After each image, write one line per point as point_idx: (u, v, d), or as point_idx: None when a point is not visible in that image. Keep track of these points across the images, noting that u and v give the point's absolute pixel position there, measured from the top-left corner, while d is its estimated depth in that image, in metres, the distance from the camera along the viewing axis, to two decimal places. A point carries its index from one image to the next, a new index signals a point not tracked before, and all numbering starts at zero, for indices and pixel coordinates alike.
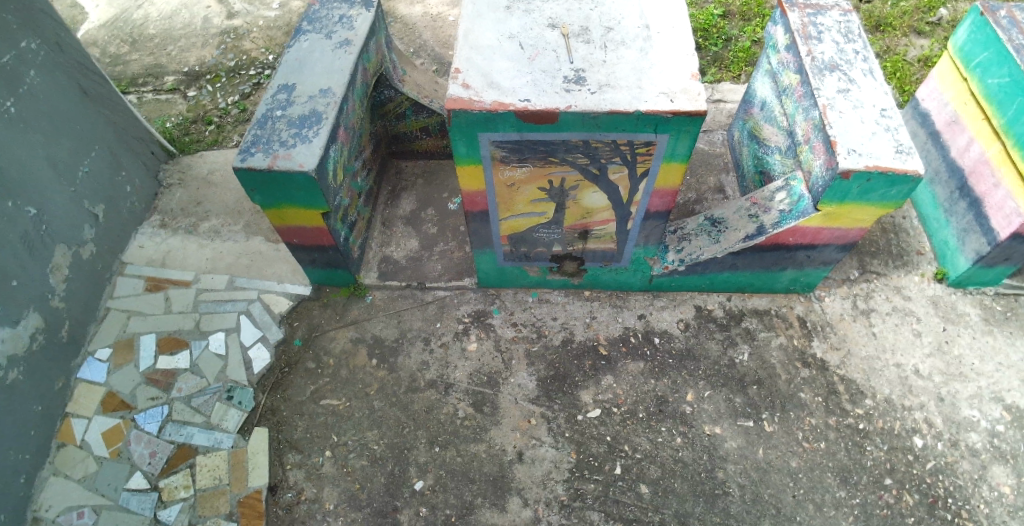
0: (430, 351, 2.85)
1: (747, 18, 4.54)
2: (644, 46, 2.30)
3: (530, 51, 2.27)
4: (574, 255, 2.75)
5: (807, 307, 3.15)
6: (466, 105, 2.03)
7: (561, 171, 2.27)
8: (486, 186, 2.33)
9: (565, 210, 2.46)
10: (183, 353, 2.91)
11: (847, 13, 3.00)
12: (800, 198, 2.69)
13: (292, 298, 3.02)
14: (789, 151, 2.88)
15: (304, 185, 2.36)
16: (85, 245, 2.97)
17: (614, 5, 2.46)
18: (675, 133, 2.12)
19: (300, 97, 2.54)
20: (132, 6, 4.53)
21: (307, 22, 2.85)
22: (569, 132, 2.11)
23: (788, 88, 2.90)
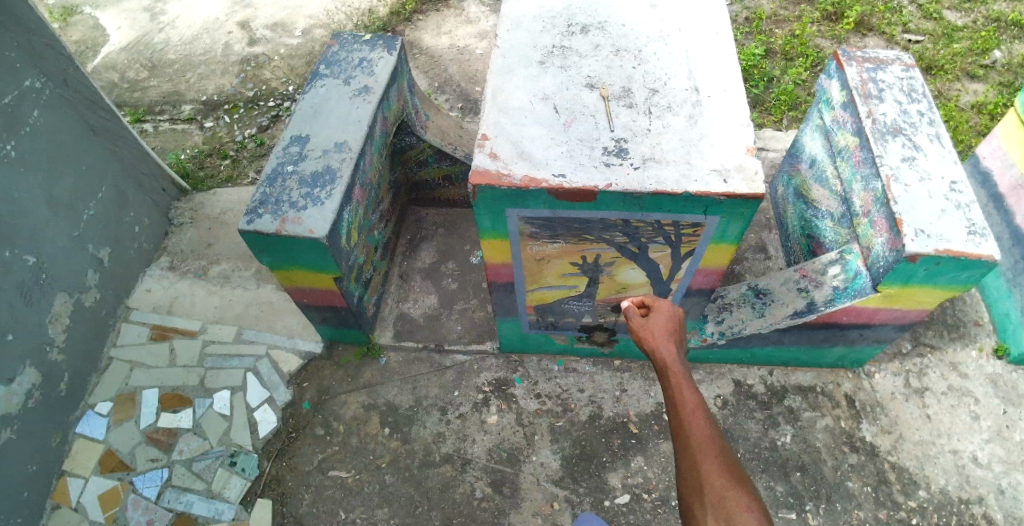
0: (446, 422, 2.65)
1: (789, 57, 4.31)
2: (693, 113, 2.00)
3: (566, 115, 1.98)
4: (605, 327, 2.54)
5: (856, 385, 2.91)
6: (493, 181, 1.78)
7: (596, 247, 2.03)
8: (512, 259, 2.10)
9: (598, 284, 2.23)
10: (186, 411, 2.75)
11: (909, 69, 2.72)
12: (856, 274, 2.45)
13: (302, 356, 2.86)
14: (844, 220, 2.61)
15: (315, 250, 2.15)
16: (88, 291, 2.82)
17: (661, 63, 2.17)
18: (727, 215, 1.88)
19: (314, 151, 2.32)
20: (153, 29, 4.43)
21: (325, 65, 2.65)
22: (607, 211, 1.86)
23: (844, 151, 2.63)
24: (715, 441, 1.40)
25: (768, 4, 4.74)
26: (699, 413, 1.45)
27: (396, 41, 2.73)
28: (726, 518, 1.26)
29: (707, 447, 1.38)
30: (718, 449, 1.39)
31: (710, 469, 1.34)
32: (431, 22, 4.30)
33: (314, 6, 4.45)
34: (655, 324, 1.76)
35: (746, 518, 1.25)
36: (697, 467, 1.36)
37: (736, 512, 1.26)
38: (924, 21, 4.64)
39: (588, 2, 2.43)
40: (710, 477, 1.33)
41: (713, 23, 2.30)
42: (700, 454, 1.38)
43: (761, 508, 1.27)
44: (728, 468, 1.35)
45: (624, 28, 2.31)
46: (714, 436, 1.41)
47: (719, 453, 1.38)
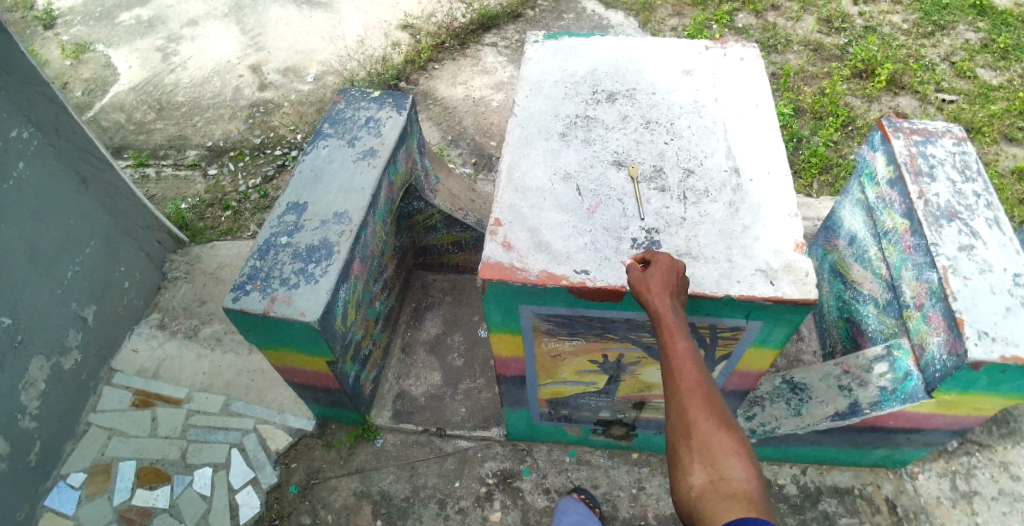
0: (445, 517, 2.38)
1: (819, 116, 4.13)
2: (734, 199, 1.78)
3: (589, 198, 1.77)
4: (623, 422, 2.30)
5: (898, 488, 2.62)
6: (506, 276, 1.56)
7: (619, 346, 1.80)
8: (524, 353, 1.86)
9: (618, 383, 2.00)
10: (164, 488, 2.48)
11: (961, 142, 2.52)
12: (907, 375, 2.20)
13: (293, 433, 2.62)
14: (892, 308, 2.38)
15: (305, 334, 1.93)
16: (68, 353, 2.62)
17: (695, 138, 1.97)
18: (771, 320, 1.64)
19: (311, 220, 2.12)
20: (165, 69, 4.35)
21: (329, 123, 2.49)
22: (633, 311, 1.62)
23: (892, 232, 2.41)
24: (708, 389, 1.27)
25: (794, 59, 4.58)
26: (689, 360, 1.30)
27: (406, 98, 2.56)
28: (711, 466, 1.18)
29: (698, 397, 1.26)
30: (709, 398, 1.26)
31: (699, 418, 1.23)
32: (446, 71, 4.19)
33: (327, 51, 4.36)
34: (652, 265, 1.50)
35: (732, 467, 1.17)
36: (685, 415, 1.25)
37: (722, 459, 1.18)
38: (958, 80, 4.42)
39: (615, 66, 2.25)
40: (698, 425, 1.23)
41: (751, 94, 2.10)
42: (689, 402, 1.26)
43: (748, 456, 1.19)
44: (718, 418, 1.24)
45: (654, 97, 2.12)
46: (705, 383, 1.28)
47: (710, 401, 1.25)
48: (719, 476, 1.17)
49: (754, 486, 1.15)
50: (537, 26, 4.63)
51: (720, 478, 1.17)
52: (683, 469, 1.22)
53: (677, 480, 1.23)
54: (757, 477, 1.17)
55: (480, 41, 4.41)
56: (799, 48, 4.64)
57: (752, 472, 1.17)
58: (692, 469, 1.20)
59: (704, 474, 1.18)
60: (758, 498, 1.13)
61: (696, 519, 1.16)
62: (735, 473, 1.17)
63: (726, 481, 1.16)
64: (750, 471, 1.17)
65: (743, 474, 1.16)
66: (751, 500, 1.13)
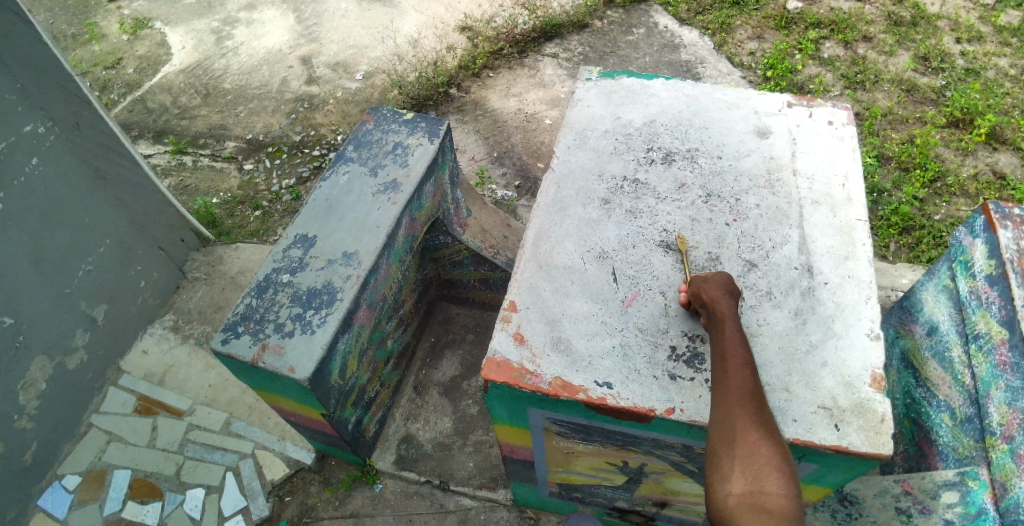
0: None
1: (904, 166, 3.71)
2: (801, 308, 1.51)
3: (627, 286, 1.53)
4: (642, 512, 2.02)
5: None
6: (513, 380, 1.35)
7: (642, 457, 1.56)
8: (534, 445, 1.65)
9: (638, 483, 1.76)
10: (155, 504, 2.44)
11: None
12: (981, 511, 1.88)
13: (288, 464, 2.49)
14: (972, 427, 2.05)
15: (295, 389, 1.78)
16: (73, 353, 2.57)
17: (763, 221, 1.70)
18: (829, 465, 1.38)
19: (317, 259, 1.96)
20: (216, 53, 4.28)
21: (353, 146, 2.32)
22: (662, 433, 1.39)
23: (982, 338, 2.06)
24: (758, 397, 1.19)
25: (883, 99, 4.13)
26: (744, 367, 1.23)
27: (441, 125, 2.35)
28: (751, 474, 1.08)
29: (746, 404, 1.18)
30: (758, 408, 1.17)
31: (744, 425, 1.15)
32: (501, 81, 3.96)
33: (379, 48, 4.19)
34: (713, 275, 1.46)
35: (772, 480, 1.07)
36: (730, 418, 1.17)
37: (764, 471, 1.08)
38: None
39: (679, 118, 1.99)
40: (744, 431, 1.14)
41: (836, 172, 1.79)
42: (735, 406, 1.18)
43: (792, 473, 1.08)
44: (764, 429, 1.14)
45: (719, 162, 1.85)
46: (756, 393, 1.20)
47: (758, 410, 1.17)
48: (757, 485, 1.07)
49: (793, 504, 1.04)
50: (602, 39, 4.34)
51: (758, 488, 1.06)
52: (720, 475, 1.12)
53: (714, 487, 1.13)
54: (800, 496, 1.05)
55: (540, 51, 4.17)
56: (890, 87, 4.19)
57: (794, 491, 1.05)
58: (730, 476, 1.10)
59: (743, 481, 1.08)
60: (795, 514, 1.02)
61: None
62: (773, 485, 1.06)
63: (764, 493, 1.05)
64: (792, 488, 1.06)
65: (784, 489, 1.05)
66: (787, 515, 1.01)
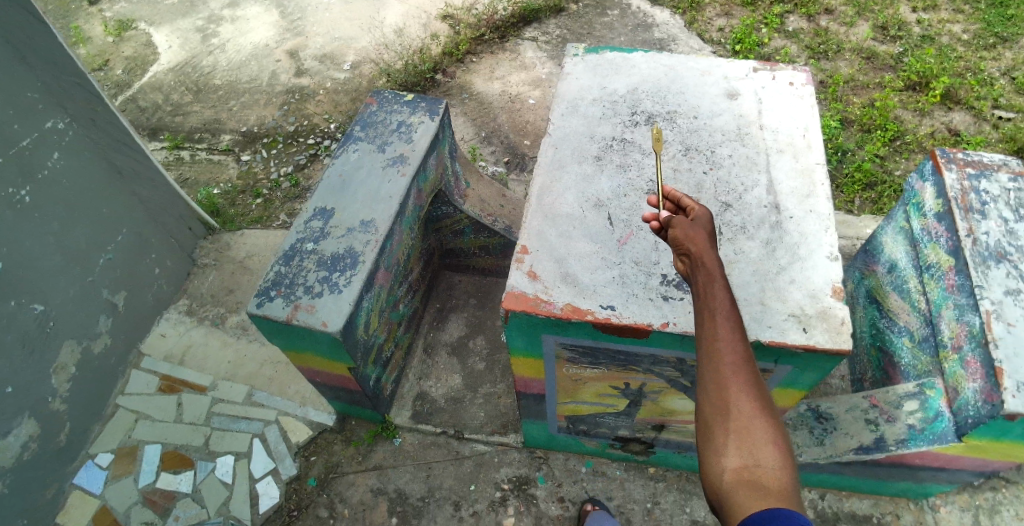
0: (458, 519, 2.42)
1: (866, 128, 3.97)
2: (772, 237, 1.72)
3: (621, 229, 1.74)
4: (642, 440, 2.28)
5: (918, 520, 2.64)
6: (530, 308, 1.56)
7: (642, 376, 1.78)
8: (546, 375, 1.87)
9: (639, 406, 1.99)
10: (187, 473, 2.59)
11: (1017, 178, 2.36)
12: (938, 415, 2.12)
13: (311, 427, 2.68)
14: (926, 344, 2.29)
15: (327, 343, 1.96)
16: (98, 338, 2.70)
17: (736, 168, 1.90)
18: (801, 365, 1.61)
19: (337, 227, 2.14)
20: (204, 51, 4.39)
21: (360, 126, 2.49)
22: (658, 347, 1.60)
23: (934, 267, 2.30)
24: (749, 362, 1.13)
25: (844, 66, 4.40)
26: (733, 328, 1.16)
27: (439, 104, 2.54)
28: (746, 450, 1.04)
29: (737, 369, 1.12)
30: (750, 375, 1.12)
31: (737, 395, 1.09)
32: (484, 65, 4.14)
33: (365, 40, 4.34)
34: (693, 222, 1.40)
35: (767, 455, 1.03)
36: (721, 388, 1.11)
37: (759, 445, 1.04)
38: (1019, 97, 4.18)
39: (657, 84, 2.18)
40: (736, 401, 1.09)
41: (798, 122, 2.02)
42: (726, 374, 1.12)
43: (786, 444, 1.05)
44: (757, 397, 1.09)
45: (696, 121, 2.04)
46: (747, 356, 1.14)
47: (750, 377, 1.11)
48: (753, 461, 1.03)
49: (788, 477, 1.01)
50: (577, 21, 4.54)
51: (754, 464, 1.02)
52: (713, 449, 1.07)
53: (706, 461, 1.08)
54: (794, 469, 1.02)
55: (519, 35, 4.34)
56: (850, 55, 4.46)
57: (790, 465, 1.02)
58: (725, 451, 1.05)
59: (738, 457, 1.04)
60: (791, 490, 0.99)
61: (723, 508, 1.01)
62: (769, 460, 1.02)
63: (761, 468, 1.02)
64: (787, 461, 1.02)
65: (780, 463, 1.02)
66: (784, 492, 0.98)
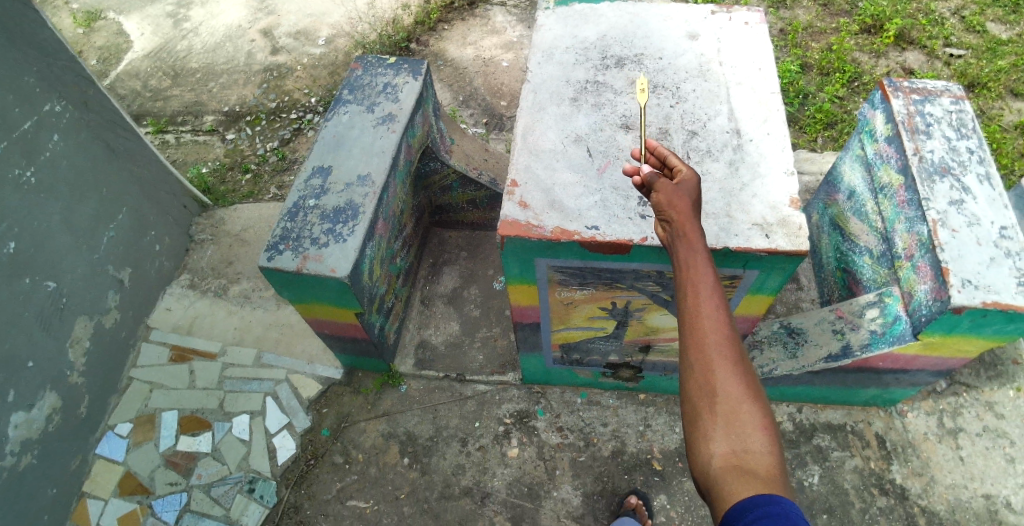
0: (466, 453, 2.61)
1: (825, 72, 4.15)
2: (734, 159, 1.90)
3: (599, 159, 1.90)
4: (631, 364, 2.47)
5: (888, 424, 2.85)
6: (523, 233, 1.73)
7: (626, 294, 1.98)
8: (540, 302, 2.06)
9: (626, 327, 2.18)
10: (205, 434, 2.70)
11: (958, 101, 2.56)
12: (896, 319, 2.35)
13: (321, 381, 2.83)
14: (883, 258, 2.50)
15: (336, 288, 2.13)
16: (108, 313, 2.81)
17: (699, 101, 2.06)
18: (767, 269, 1.80)
19: (336, 184, 2.31)
20: (177, 36, 4.41)
21: (348, 90, 2.64)
22: (640, 262, 1.80)
23: (886, 187, 2.50)
24: (735, 348, 1.21)
25: (802, 14, 4.58)
26: (721, 317, 1.24)
27: (421, 65, 2.68)
28: (734, 435, 1.13)
29: (723, 355, 1.20)
30: (736, 359, 1.20)
31: (725, 381, 1.18)
32: (456, 32, 4.23)
33: (337, 14, 4.40)
34: (678, 192, 1.47)
35: (754, 439, 1.12)
36: (710, 375, 1.19)
37: (747, 432, 1.13)
38: (968, 34, 4.39)
39: (624, 30, 2.32)
40: (724, 387, 1.17)
41: (755, 56, 2.18)
42: (714, 359, 1.20)
43: (771, 428, 1.14)
44: (744, 383, 1.18)
45: (661, 61, 2.19)
46: (732, 341, 1.22)
47: (737, 361, 1.20)
48: (741, 446, 1.11)
49: (774, 460, 1.10)
50: None
51: (742, 449, 1.11)
52: (703, 433, 1.16)
53: (695, 445, 1.17)
54: (778, 453, 1.12)
55: (489, 1, 4.43)
56: (808, 3, 4.64)
57: (774, 450, 1.11)
58: (715, 436, 1.14)
59: (727, 442, 1.12)
60: (777, 473, 1.08)
61: (712, 490, 1.09)
62: (756, 445, 1.11)
63: (748, 453, 1.10)
64: (772, 446, 1.12)
65: (767, 448, 1.11)
66: (770, 476, 1.07)
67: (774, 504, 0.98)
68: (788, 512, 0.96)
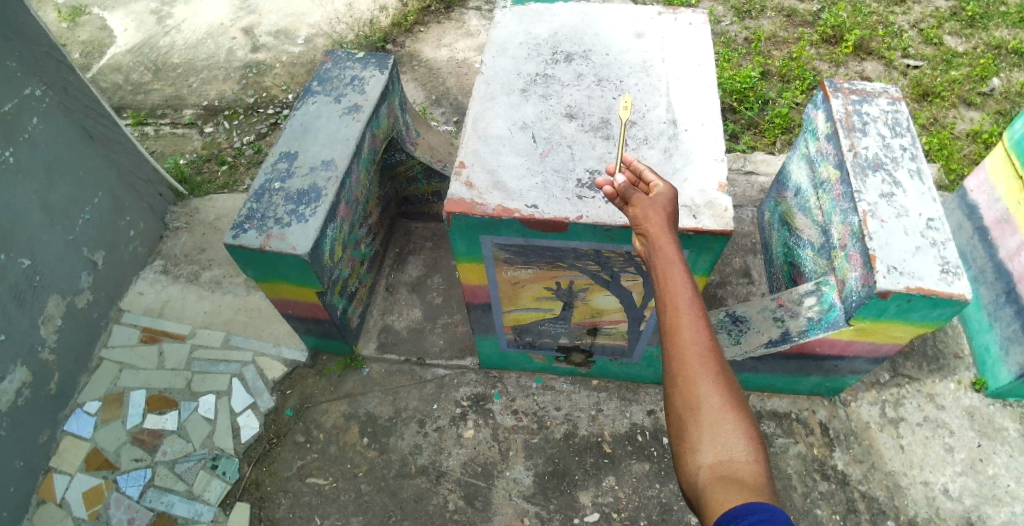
0: (424, 434, 2.70)
1: (786, 79, 4.32)
2: (669, 146, 2.03)
3: (543, 145, 2.03)
4: (582, 348, 2.58)
5: (831, 413, 2.85)
6: (467, 209, 1.85)
7: (569, 274, 2.12)
8: (488, 281, 2.19)
9: (572, 309, 2.31)
10: (172, 412, 2.76)
11: (895, 102, 2.71)
12: (831, 306, 2.46)
13: (286, 364, 2.91)
14: (823, 250, 2.62)
15: (296, 266, 2.23)
16: (80, 293, 2.89)
17: (641, 94, 2.19)
18: (697, 249, 1.92)
19: (301, 168, 2.43)
20: (159, 32, 4.53)
21: (317, 82, 2.76)
22: (578, 241, 1.92)
23: (826, 182, 2.63)
24: (715, 357, 1.23)
25: (767, 24, 4.76)
26: (699, 326, 1.26)
27: (388, 59, 2.81)
28: (719, 444, 1.14)
29: (705, 365, 1.22)
30: (717, 369, 1.22)
31: (706, 390, 1.19)
32: (432, 34, 4.37)
33: (317, 14, 4.56)
34: (652, 205, 1.46)
35: (738, 447, 1.13)
36: (691, 386, 1.21)
37: (730, 441, 1.14)
38: (925, 46, 4.56)
39: (576, 29, 2.45)
40: (706, 398, 1.19)
41: (695, 54, 2.32)
42: (695, 370, 1.22)
43: (756, 437, 1.15)
44: (725, 392, 1.20)
45: (608, 57, 2.33)
46: (713, 351, 1.24)
47: (718, 370, 1.22)
48: (726, 455, 1.13)
49: (759, 468, 1.11)
50: None
51: (728, 458, 1.12)
52: (689, 445, 1.17)
53: (682, 457, 1.18)
54: (764, 460, 1.13)
55: (464, 5, 4.58)
56: (772, 14, 4.83)
57: (759, 457, 1.12)
58: (701, 446, 1.15)
59: (714, 452, 1.14)
60: (763, 480, 1.09)
61: (700, 501, 1.10)
62: (741, 453, 1.13)
63: (733, 462, 1.12)
64: (757, 453, 1.13)
65: (751, 456, 1.12)
66: (757, 483, 1.08)
67: (763, 509, 0.99)
68: (776, 517, 0.97)
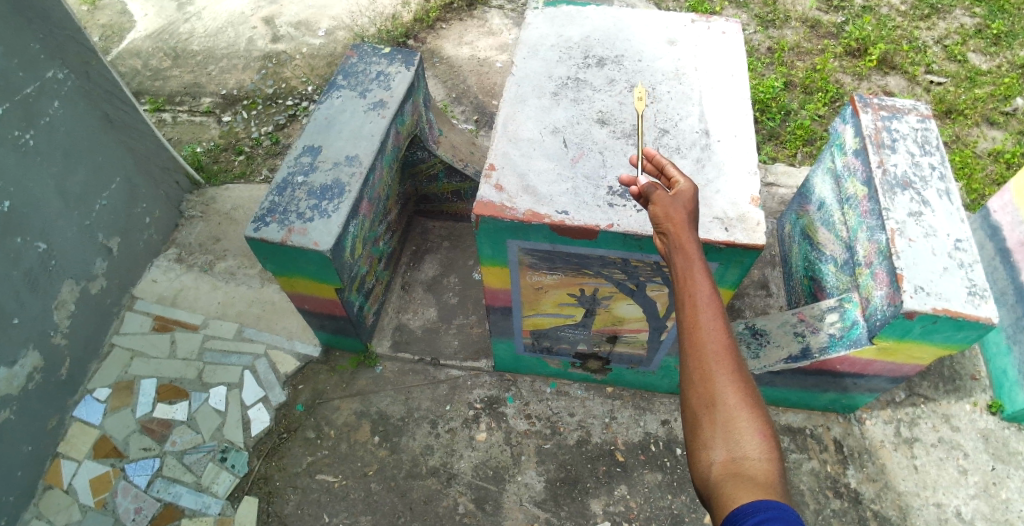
0: (436, 435, 2.68)
1: (809, 91, 4.28)
2: (702, 157, 2.00)
3: (573, 151, 2.01)
4: (599, 356, 2.57)
5: (846, 430, 2.82)
6: (496, 213, 1.83)
7: (594, 282, 2.10)
8: (510, 284, 2.17)
9: (593, 316, 2.29)
10: (182, 403, 2.74)
11: (925, 120, 2.68)
12: (854, 323, 2.43)
13: (298, 358, 2.89)
14: (845, 266, 2.60)
15: (316, 262, 2.22)
16: (94, 279, 2.87)
17: (673, 102, 2.17)
18: (726, 262, 1.90)
19: (324, 162, 2.41)
20: (180, 18, 4.51)
21: (342, 76, 2.74)
22: (606, 249, 1.90)
23: (851, 198, 2.61)
24: (732, 355, 1.20)
25: (791, 34, 4.73)
26: (716, 322, 1.23)
27: (414, 55, 2.79)
28: (732, 440, 1.11)
29: (721, 362, 1.19)
30: (734, 366, 1.19)
31: (722, 386, 1.17)
32: (453, 32, 4.35)
33: (339, 7, 4.55)
34: (674, 203, 1.44)
35: (753, 445, 1.10)
36: (708, 382, 1.18)
37: (742, 438, 1.11)
38: (949, 62, 4.52)
39: (607, 33, 2.42)
40: (723, 394, 1.16)
41: (728, 64, 2.29)
42: (712, 366, 1.19)
43: (770, 435, 1.12)
44: (742, 389, 1.17)
45: (640, 63, 2.30)
46: (731, 349, 1.21)
47: (734, 368, 1.19)
48: (739, 452, 1.10)
49: (773, 466, 1.08)
50: None
51: (740, 455, 1.10)
52: (702, 442, 1.15)
53: (696, 452, 1.16)
54: (778, 459, 1.10)
55: (487, 3, 4.55)
56: (796, 24, 4.80)
57: (773, 456, 1.09)
58: (714, 443, 1.13)
59: (726, 448, 1.11)
60: (777, 478, 1.06)
61: (711, 496, 1.08)
62: (754, 451, 1.10)
63: (747, 459, 1.09)
64: (772, 452, 1.10)
65: (764, 454, 1.09)
66: (770, 481, 1.06)
67: (773, 506, 0.97)
68: (786, 515, 0.94)
